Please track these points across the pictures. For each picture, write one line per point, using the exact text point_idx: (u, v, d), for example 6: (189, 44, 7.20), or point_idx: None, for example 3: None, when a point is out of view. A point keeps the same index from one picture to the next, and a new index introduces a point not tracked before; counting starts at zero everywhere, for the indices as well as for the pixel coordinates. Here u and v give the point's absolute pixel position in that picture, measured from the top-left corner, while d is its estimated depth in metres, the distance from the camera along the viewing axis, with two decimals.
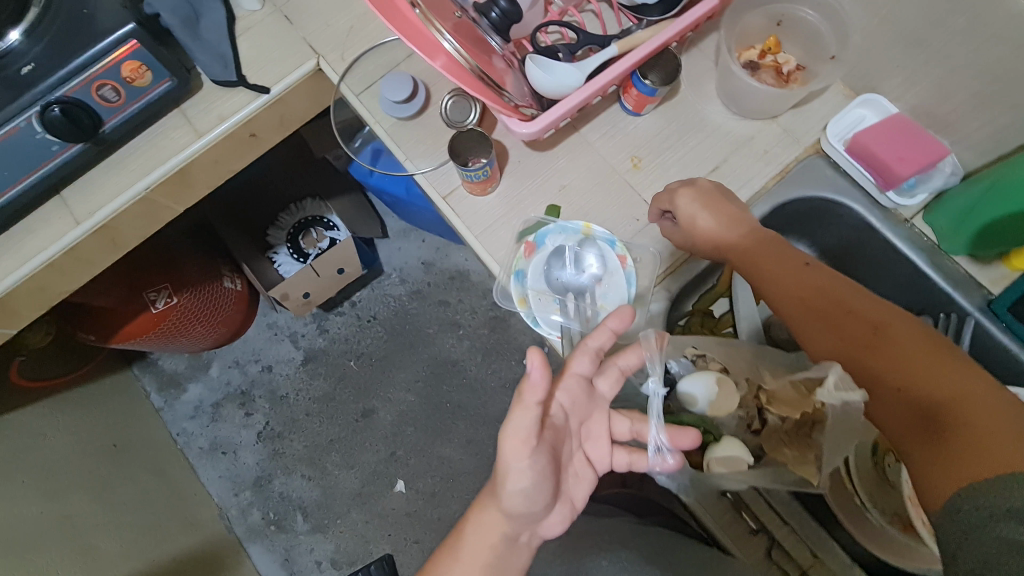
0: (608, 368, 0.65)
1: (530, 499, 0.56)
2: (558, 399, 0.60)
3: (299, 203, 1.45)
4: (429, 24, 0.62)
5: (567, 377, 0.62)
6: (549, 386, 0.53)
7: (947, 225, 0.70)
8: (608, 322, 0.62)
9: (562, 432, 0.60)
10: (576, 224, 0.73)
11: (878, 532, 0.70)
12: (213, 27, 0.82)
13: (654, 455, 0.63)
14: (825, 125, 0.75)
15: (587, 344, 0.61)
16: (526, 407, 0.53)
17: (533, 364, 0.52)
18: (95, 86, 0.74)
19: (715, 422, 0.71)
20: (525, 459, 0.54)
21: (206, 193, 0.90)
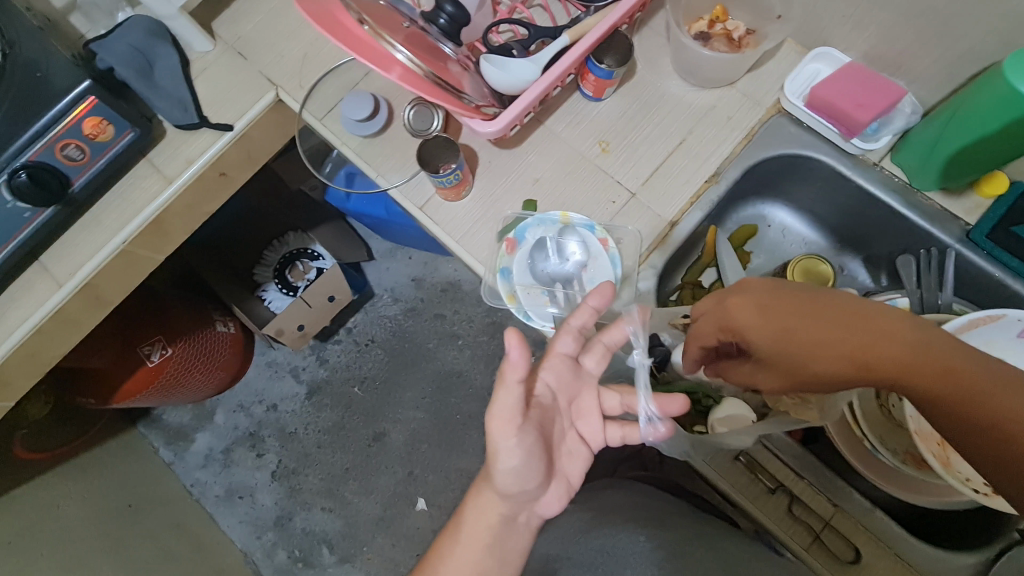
0: (594, 345, 0.66)
1: (522, 477, 0.57)
2: (543, 378, 0.63)
3: (282, 237, 1.45)
4: (379, 38, 0.62)
5: (552, 356, 0.64)
6: (529, 364, 0.53)
7: (915, 163, 0.71)
8: (588, 300, 0.64)
9: (549, 412, 0.61)
10: (553, 213, 0.73)
11: (892, 470, 0.70)
12: (169, 73, 0.82)
13: (646, 425, 0.63)
14: (782, 84, 0.76)
15: (568, 323, 0.63)
16: (509, 386, 0.54)
17: (511, 344, 0.51)
18: (59, 147, 0.74)
19: (712, 386, 0.75)
20: (512, 438, 0.55)
21: (185, 238, 0.90)
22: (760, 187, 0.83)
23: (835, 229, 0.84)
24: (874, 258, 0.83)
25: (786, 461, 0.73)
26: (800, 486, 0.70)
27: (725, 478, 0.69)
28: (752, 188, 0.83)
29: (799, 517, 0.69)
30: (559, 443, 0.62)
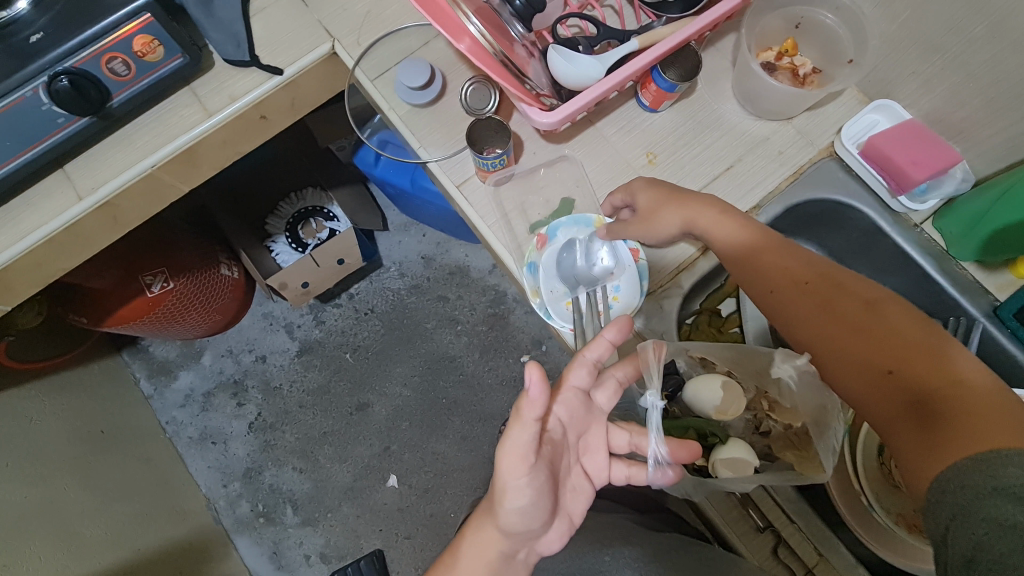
0: (607, 380, 0.65)
1: (529, 515, 0.55)
2: (555, 412, 0.60)
3: (299, 192, 1.43)
4: (456, 6, 0.62)
5: (566, 390, 0.61)
6: (549, 402, 0.50)
7: (956, 232, 0.71)
8: (605, 332, 0.61)
9: (558, 446, 0.59)
10: (588, 216, 0.76)
11: (882, 530, 0.70)
12: (227, 4, 0.80)
13: (654, 469, 0.61)
14: (839, 128, 0.76)
15: (584, 356, 0.60)
16: (525, 423, 0.51)
17: (533, 380, 0.49)
18: (105, 58, 0.73)
19: (719, 425, 0.71)
20: (523, 477, 0.52)
21: (212, 174, 0.88)
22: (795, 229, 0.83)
23: None
24: None
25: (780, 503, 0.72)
26: (789, 529, 0.71)
27: (717, 509, 0.72)
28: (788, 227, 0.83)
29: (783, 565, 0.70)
30: (564, 479, 0.60)
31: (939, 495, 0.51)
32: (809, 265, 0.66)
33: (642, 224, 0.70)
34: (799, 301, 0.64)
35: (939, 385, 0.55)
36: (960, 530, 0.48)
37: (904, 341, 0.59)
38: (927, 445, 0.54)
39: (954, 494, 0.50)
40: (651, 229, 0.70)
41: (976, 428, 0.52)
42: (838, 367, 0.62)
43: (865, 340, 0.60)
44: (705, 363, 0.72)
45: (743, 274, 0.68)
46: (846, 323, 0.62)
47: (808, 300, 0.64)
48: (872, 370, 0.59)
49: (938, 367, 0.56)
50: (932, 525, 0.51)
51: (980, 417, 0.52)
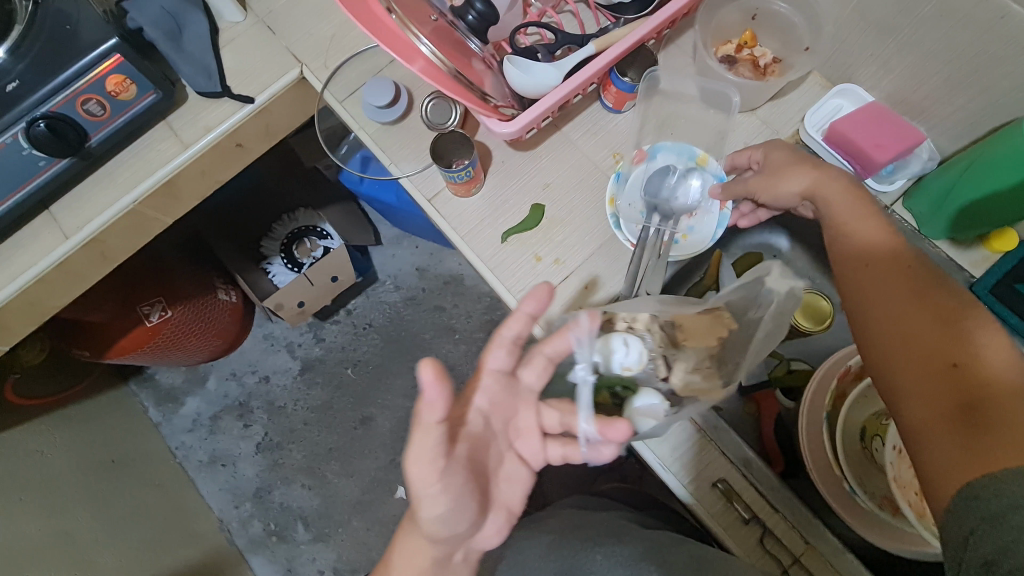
0: (535, 356, 0.64)
1: (449, 522, 0.54)
2: (476, 405, 0.60)
3: (292, 213, 1.45)
4: (405, 27, 0.63)
5: (484, 374, 0.60)
6: (446, 402, 0.47)
7: (926, 211, 0.70)
8: (523, 305, 0.57)
9: (482, 439, 0.59)
10: (693, 150, 0.75)
11: (870, 515, 0.68)
12: (196, 39, 0.83)
13: (586, 448, 0.63)
14: (802, 117, 0.75)
15: (502, 336, 0.58)
16: (428, 427, 0.49)
17: (426, 380, 0.46)
18: (80, 101, 0.75)
19: (632, 378, 0.65)
20: (435, 485, 0.51)
21: (195, 205, 0.90)
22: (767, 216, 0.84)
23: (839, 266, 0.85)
24: None
25: (764, 493, 0.69)
26: (773, 517, 0.68)
27: (695, 500, 0.70)
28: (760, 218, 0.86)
29: (770, 554, 0.67)
30: (496, 468, 0.61)
31: (969, 497, 0.46)
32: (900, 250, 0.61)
33: (765, 180, 0.70)
34: (880, 280, 0.60)
35: (1002, 398, 0.50)
36: (989, 532, 0.44)
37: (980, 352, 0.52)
38: (965, 448, 0.49)
39: (987, 501, 0.45)
40: (774, 187, 0.69)
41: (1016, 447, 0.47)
42: (890, 354, 0.57)
43: (939, 333, 0.55)
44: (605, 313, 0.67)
45: (833, 248, 0.66)
46: (922, 312, 0.56)
47: (893, 279, 0.59)
48: (934, 362, 0.53)
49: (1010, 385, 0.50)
50: (955, 524, 0.47)
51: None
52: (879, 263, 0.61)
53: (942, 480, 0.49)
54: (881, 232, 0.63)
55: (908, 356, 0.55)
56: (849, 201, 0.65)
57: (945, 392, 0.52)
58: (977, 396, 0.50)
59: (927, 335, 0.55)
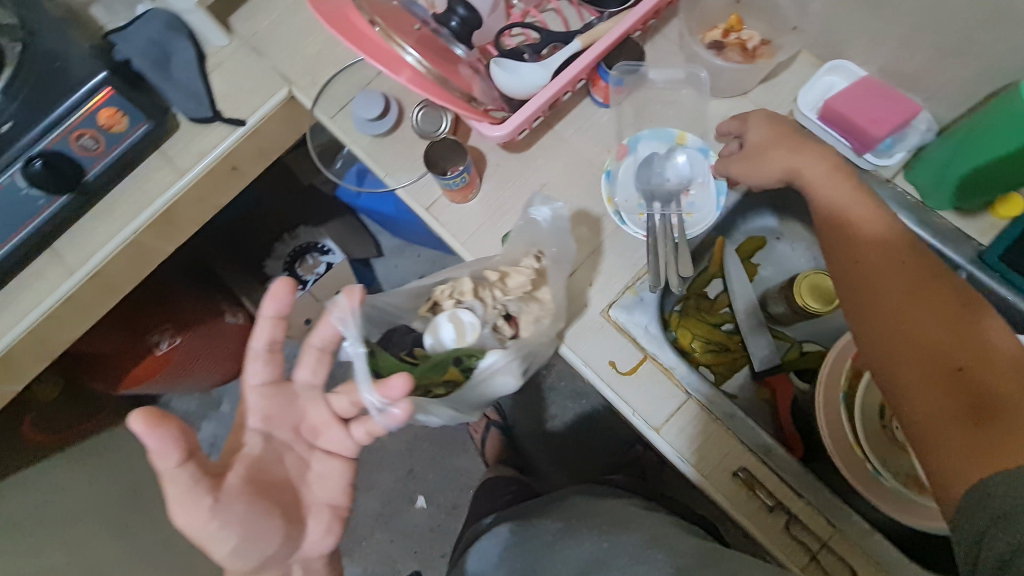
0: (308, 351, 0.70)
1: (249, 551, 0.60)
2: (253, 428, 0.67)
3: (292, 232, 1.47)
4: (390, 40, 0.63)
5: (249, 391, 0.67)
6: (172, 441, 0.53)
7: (927, 183, 0.69)
8: (262, 312, 0.64)
9: (266, 458, 0.67)
10: (671, 130, 0.74)
11: (894, 492, 0.67)
12: (184, 67, 0.84)
13: (379, 414, 0.63)
14: (795, 97, 0.74)
15: (251, 349, 0.66)
16: (172, 473, 0.55)
17: (141, 434, 0.51)
18: (75, 136, 0.75)
19: (475, 346, 0.72)
20: (212, 522, 0.57)
21: (195, 231, 0.91)
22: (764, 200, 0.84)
23: None
24: None
25: (786, 479, 0.67)
26: (797, 504, 0.66)
27: (716, 490, 0.67)
28: (763, 201, 0.83)
29: (797, 541, 0.65)
30: (299, 476, 0.69)
31: (981, 495, 0.46)
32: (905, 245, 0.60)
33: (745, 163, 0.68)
34: (885, 274, 0.58)
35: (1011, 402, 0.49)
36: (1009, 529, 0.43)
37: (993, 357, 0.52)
38: (976, 450, 0.48)
39: (1002, 499, 0.45)
40: (756, 170, 0.68)
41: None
42: (897, 352, 0.55)
43: (949, 328, 0.54)
44: (432, 300, 0.75)
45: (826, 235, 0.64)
46: (931, 312, 0.55)
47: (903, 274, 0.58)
48: (942, 362, 0.52)
49: (1018, 390, 0.50)
50: (969, 520, 0.46)
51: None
52: (882, 256, 0.60)
53: (952, 476, 0.49)
54: (882, 224, 0.62)
55: (913, 353, 0.54)
56: (839, 182, 0.64)
57: (954, 391, 0.51)
58: (987, 396, 0.50)
59: (936, 335, 0.54)
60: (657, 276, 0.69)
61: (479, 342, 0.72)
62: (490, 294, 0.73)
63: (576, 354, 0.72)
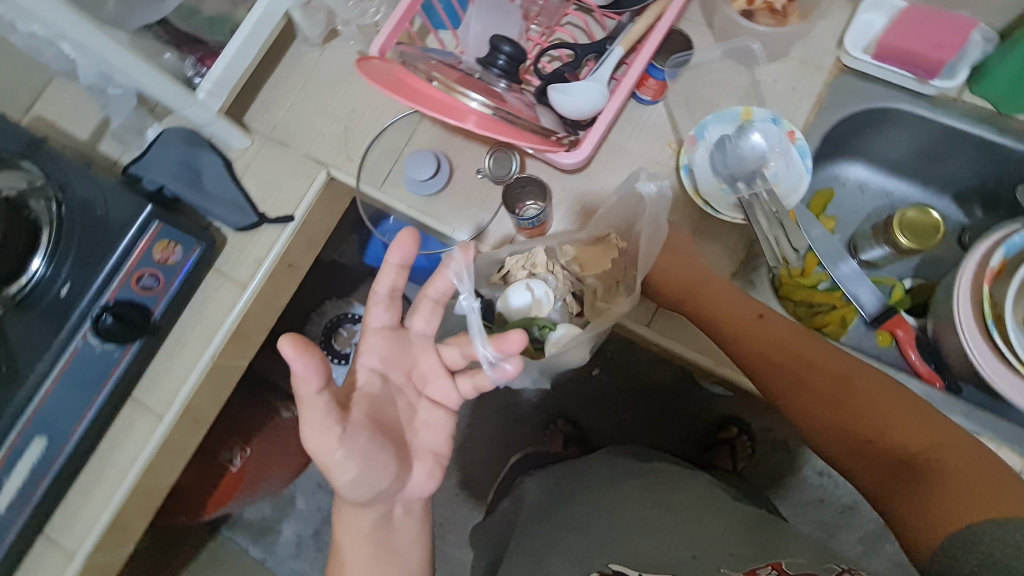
0: (421, 303, 0.64)
1: (368, 483, 0.55)
2: (366, 365, 0.62)
3: (320, 309, 1.37)
4: (452, 90, 0.61)
5: (369, 334, 0.62)
6: (320, 367, 0.50)
7: (1001, 93, 0.68)
8: (389, 258, 0.60)
9: (383, 397, 0.61)
10: (734, 109, 0.72)
11: None
12: (216, 179, 0.81)
13: (491, 370, 0.59)
14: (839, 42, 0.74)
15: (375, 293, 0.61)
16: (308, 400, 0.52)
17: (292, 357, 0.48)
18: (135, 278, 0.73)
19: (546, 317, 0.70)
20: (338, 449, 0.53)
21: (263, 338, 0.87)
22: (841, 146, 0.81)
23: (918, 172, 0.82)
24: (964, 194, 0.81)
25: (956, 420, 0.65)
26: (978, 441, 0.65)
27: None
28: (827, 156, 0.82)
29: None
30: (410, 419, 0.63)
31: (966, 542, 0.45)
32: (730, 297, 0.65)
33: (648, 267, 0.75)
34: (771, 350, 0.61)
35: (933, 455, 0.51)
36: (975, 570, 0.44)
37: (902, 411, 0.54)
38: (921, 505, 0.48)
39: (968, 548, 0.44)
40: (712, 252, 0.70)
41: (964, 490, 0.47)
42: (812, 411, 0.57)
43: (851, 394, 0.56)
44: (504, 272, 0.72)
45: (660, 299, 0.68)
46: (830, 379, 0.58)
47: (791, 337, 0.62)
48: (856, 431, 0.54)
49: (933, 441, 0.51)
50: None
51: (991, 497, 0.46)
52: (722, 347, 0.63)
53: (911, 537, 0.48)
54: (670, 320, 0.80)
55: (828, 424, 0.56)
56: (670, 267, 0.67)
57: (874, 457, 0.53)
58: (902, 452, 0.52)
59: (848, 406, 0.55)
60: (765, 254, 0.67)
61: (550, 315, 0.70)
62: (565, 267, 0.71)
63: (707, 355, 0.72)
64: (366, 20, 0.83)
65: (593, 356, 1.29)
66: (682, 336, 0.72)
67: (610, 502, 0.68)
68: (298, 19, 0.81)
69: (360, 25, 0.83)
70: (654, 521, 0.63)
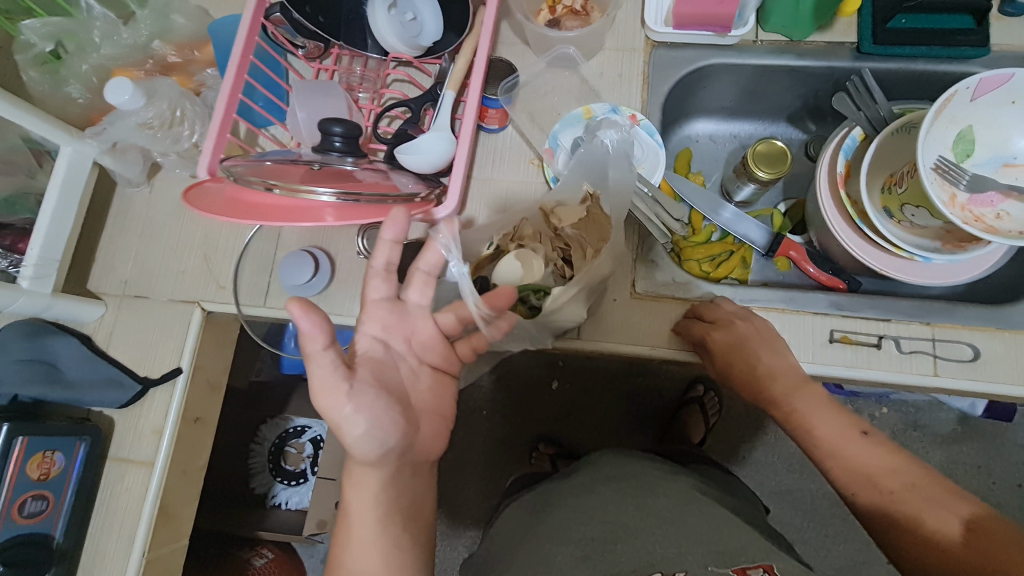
0: (414, 275, 0.61)
1: (385, 429, 0.53)
2: (366, 332, 0.58)
3: (256, 437, 1.23)
4: (296, 189, 0.56)
5: (368, 307, 0.59)
6: (327, 326, 0.51)
7: (787, 23, 0.76)
8: (382, 234, 0.58)
9: (387, 362, 0.58)
10: (575, 112, 0.75)
11: (951, 265, 0.69)
12: (77, 361, 0.72)
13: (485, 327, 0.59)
14: (641, 23, 0.79)
15: (371, 265, 0.59)
16: (320, 356, 0.51)
17: (298, 316, 0.49)
18: (16, 508, 0.63)
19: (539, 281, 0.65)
20: (346, 405, 0.51)
21: (194, 508, 0.78)
22: (681, 108, 0.86)
23: (751, 111, 0.89)
24: (796, 114, 0.88)
25: (871, 313, 0.70)
26: (893, 325, 0.69)
27: (828, 367, 0.68)
28: (671, 123, 0.87)
29: (914, 353, 0.68)
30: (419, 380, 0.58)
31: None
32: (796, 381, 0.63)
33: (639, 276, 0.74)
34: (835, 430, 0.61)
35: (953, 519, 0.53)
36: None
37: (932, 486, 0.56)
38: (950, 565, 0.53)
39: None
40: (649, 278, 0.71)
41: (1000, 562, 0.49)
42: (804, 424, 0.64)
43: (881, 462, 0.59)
44: (495, 247, 0.70)
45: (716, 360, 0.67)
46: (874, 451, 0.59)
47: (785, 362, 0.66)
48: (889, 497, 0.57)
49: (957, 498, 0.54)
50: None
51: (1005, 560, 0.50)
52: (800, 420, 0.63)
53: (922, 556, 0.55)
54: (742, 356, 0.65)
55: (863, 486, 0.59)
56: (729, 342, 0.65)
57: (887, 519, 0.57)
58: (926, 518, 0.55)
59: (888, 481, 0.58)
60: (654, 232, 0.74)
61: (544, 281, 0.67)
62: (552, 232, 0.69)
63: (640, 343, 0.71)
64: (183, 145, 0.74)
65: (549, 370, 1.30)
66: (610, 334, 0.71)
67: (594, 510, 0.69)
68: (110, 164, 0.74)
69: (178, 152, 0.75)
70: (638, 523, 0.64)
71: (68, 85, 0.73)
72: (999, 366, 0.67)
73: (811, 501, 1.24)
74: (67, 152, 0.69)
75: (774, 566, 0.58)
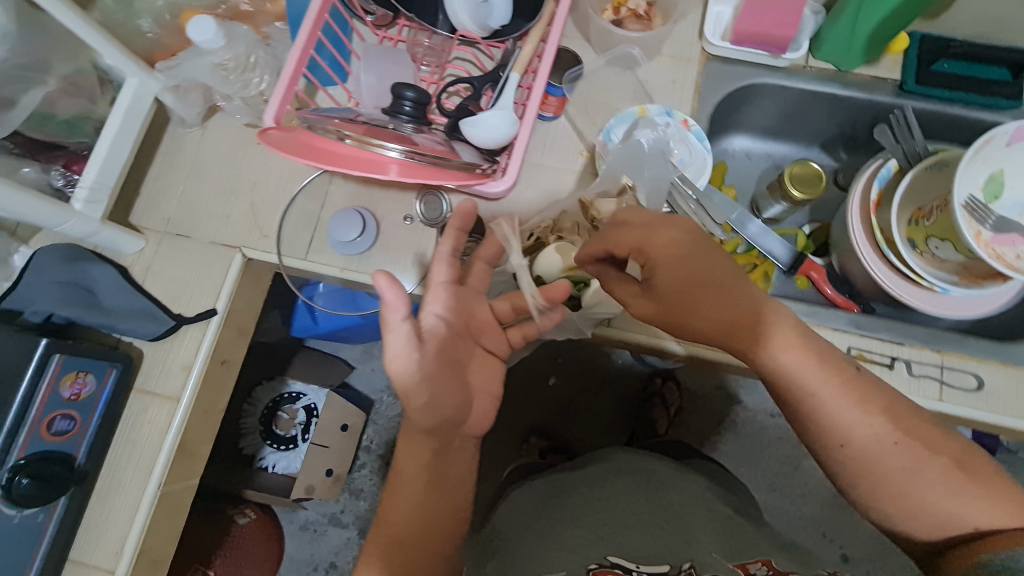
0: (474, 264, 0.66)
1: (431, 383, 0.55)
2: (430, 311, 0.59)
3: (252, 396, 1.23)
4: (367, 144, 0.60)
5: (432, 289, 0.61)
6: (408, 300, 0.51)
7: (839, 53, 0.79)
8: (450, 223, 0.62)
9: (450, 333, 0.58)
10: (630, 110, 0.78)
11: (966, 297, 0.73)
12: (114, 290, 0.73)
13: (541, 316, 0.63)
14: (700, 35, 0.82)
15: (437, 251, 0.61)
16: (396, 327, 0.52)
17: (384, 287, 0.50)
18: (45, 425, 0.63)
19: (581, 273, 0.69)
20: (404, 358, 0.52)
21: (208, 451, 0.79)
22: (725, 121, 0.89)
23: (787, 134, 0.93)
24: (830, 141, 0.92)
25: (885, 335, 0.73)
26: (906, 348, 0.73)
27: None
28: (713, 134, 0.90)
29: (922, 377, 0.72)
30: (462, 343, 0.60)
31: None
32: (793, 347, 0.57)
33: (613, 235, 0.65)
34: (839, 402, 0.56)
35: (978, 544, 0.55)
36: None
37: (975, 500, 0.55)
38: None
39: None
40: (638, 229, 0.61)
41: None
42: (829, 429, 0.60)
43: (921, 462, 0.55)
44: (534, 238, 0.72)
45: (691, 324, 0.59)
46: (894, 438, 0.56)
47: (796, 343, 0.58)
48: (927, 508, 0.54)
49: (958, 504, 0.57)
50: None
51: None
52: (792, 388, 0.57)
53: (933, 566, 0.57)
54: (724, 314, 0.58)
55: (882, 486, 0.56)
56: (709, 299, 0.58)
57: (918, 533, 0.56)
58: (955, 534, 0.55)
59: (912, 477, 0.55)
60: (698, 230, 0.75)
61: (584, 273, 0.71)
62: (590, 225, 0.72)
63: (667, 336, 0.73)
64: (250, 92, 0.77)
65: (547, 366, 1.32)
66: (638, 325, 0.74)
67: (604, 497, 0.71)
68: (171, 102, 0.75)
69: (243, 98, 0.77)
70: (648, 514, 0.66)
71: (140, 18, 0.74)
72: (999, 398, 0.71)
73: (790, 518, 1.28)
74: (133, 84, 0.70)
75: (773, 560, 0.61)
